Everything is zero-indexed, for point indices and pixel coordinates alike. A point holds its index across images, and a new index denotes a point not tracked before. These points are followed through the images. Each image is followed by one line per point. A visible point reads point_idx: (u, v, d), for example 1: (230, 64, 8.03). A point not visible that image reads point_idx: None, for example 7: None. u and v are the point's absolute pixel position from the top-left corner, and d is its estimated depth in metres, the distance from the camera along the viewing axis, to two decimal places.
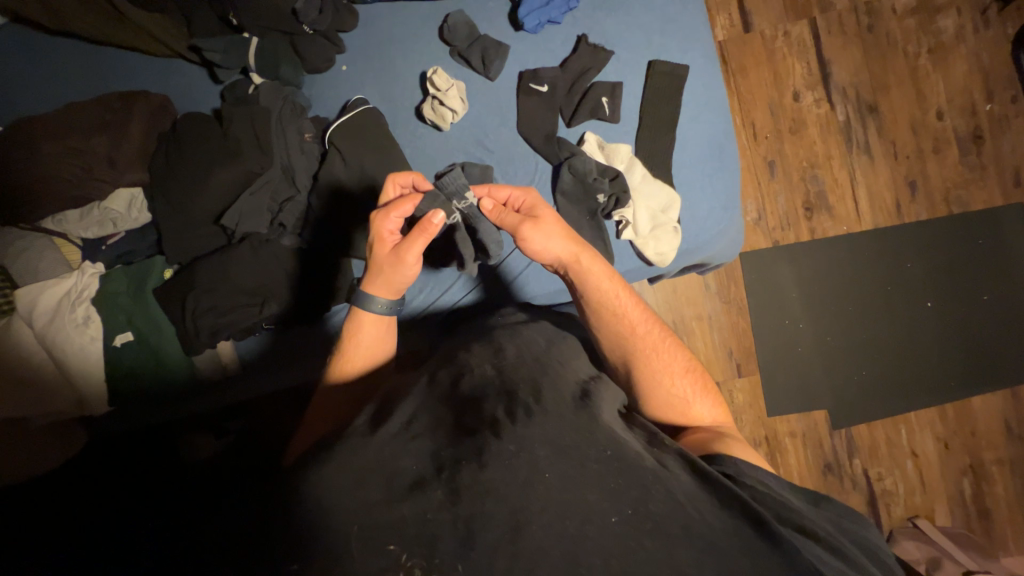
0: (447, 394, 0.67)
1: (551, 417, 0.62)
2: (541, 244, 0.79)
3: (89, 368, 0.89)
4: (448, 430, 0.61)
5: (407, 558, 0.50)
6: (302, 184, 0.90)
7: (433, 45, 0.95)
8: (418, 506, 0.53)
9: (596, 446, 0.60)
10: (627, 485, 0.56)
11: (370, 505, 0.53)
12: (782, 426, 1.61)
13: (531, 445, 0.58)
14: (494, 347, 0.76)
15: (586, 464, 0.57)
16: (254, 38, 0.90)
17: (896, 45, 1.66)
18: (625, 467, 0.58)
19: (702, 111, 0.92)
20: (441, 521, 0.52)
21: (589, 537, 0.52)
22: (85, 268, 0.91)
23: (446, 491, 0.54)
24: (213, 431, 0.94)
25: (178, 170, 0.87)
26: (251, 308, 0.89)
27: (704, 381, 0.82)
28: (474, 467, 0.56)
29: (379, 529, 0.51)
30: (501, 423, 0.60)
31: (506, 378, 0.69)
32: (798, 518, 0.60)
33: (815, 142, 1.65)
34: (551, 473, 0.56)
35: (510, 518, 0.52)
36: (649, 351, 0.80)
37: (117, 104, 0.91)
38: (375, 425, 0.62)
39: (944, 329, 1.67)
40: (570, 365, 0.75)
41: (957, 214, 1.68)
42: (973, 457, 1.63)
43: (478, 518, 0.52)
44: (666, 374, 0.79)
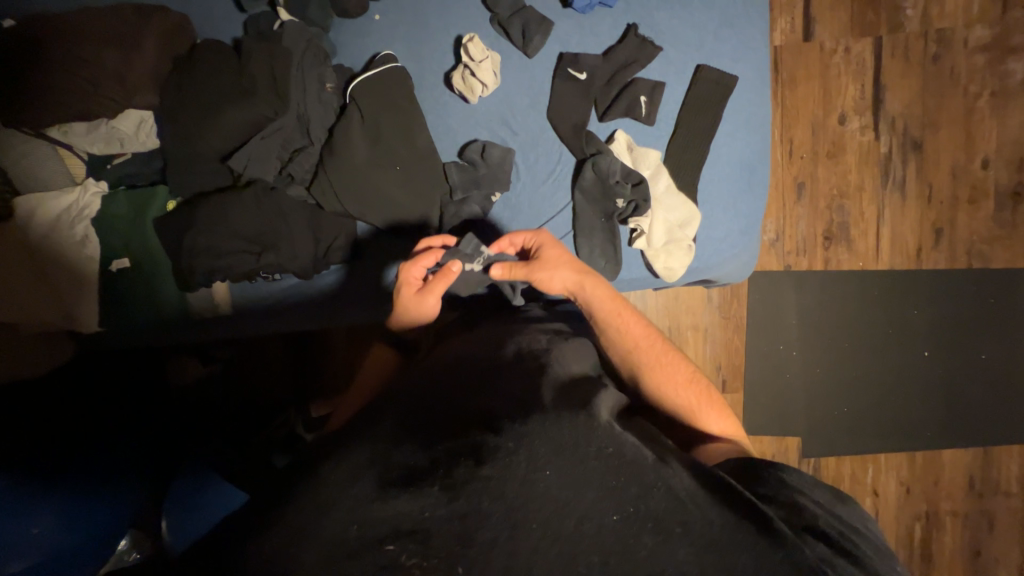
0: (445, 384, 0.69)
1: (552, 419, 0.61)
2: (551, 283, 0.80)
3: (81, 286, 0.88)
4: (445, 425, 0.61)
5: (407, 558, 0.48)
6: (315, 135, 0.87)
7: (472, 7, 0.88)
8: (414, 503, 0.51)
9: (596, 444, 0.59)
10: (626, 482, 0.56)
11: (364, 501, 0.51)
12: (754, 446, 1.65)
13: (531, 443, 0.57)
14: (495, 342, 0.79)
15: (585, 462, 0.56)
16: None
17: (958, 81, 1.57)
18: (624, 464, 0.57)
19: (740, 127, 0.88)
20: (437, 518, 0.51)
21: (586, 533, 0.51)
22: (87, 186, 0.89)
23: (441, 484, 0.53)
24: (199, 356, 1.06)
25: (189, 101, 0.84)
26: (247, 256, 0.87)
27: (710, 394, 0.82)
28: (471, 464, 0.55)
29: (378, 524, 0.50)
30: (502, 423, 0.60)
31: (501, 376, 0.70)
32: (810, 520, 0.59)
33: (850, 170, 1.59)
34: (550, 471, 0.55)
35: (507, 517, 0.51)
36: (652, 365, 0.81)
37: (133, 16, 0.86)
38: (374, 422, 0.63)
39: (933, 380, 1.67)
40: (571, 365, 0.75)
41: (975, 269, 1.64)
42: (931, 505, 1.68)
43: (474, 517, 0.51)
44: (672, 387, 0.80)
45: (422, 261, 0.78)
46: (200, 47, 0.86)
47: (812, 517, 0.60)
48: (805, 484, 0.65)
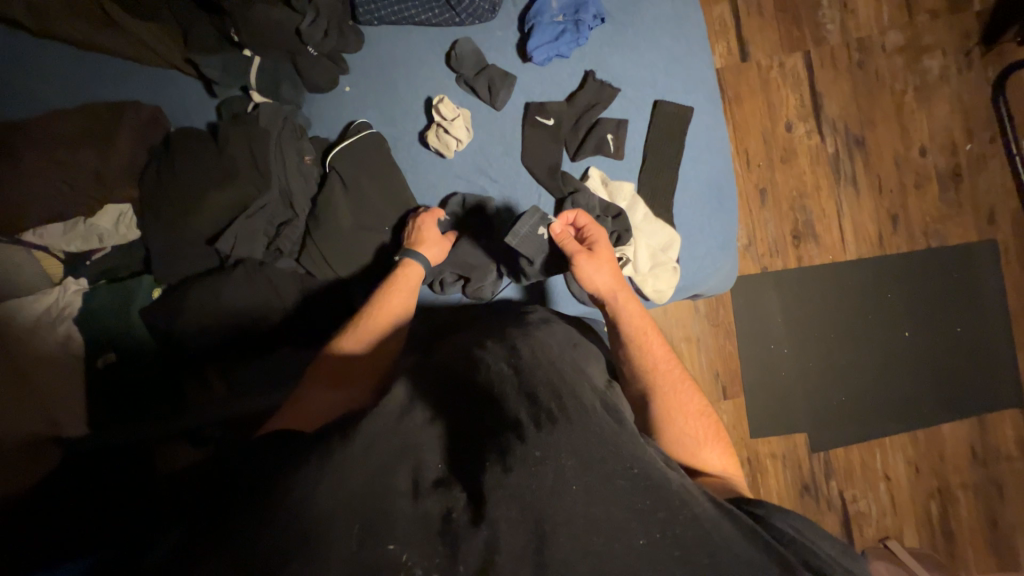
0: (464, 390, 0.69)
1: (578, 425, 0.62)
2: (591, 278, 0.83)
3: (67, 388, 0.86)
4: (470, 436, 0.62)
5: (407, 558, 0.49)
6: (300, 207, 0.88)
7: (439, 71, 0.93)
8: (443, 501, 0.54)
9: (623, 462, 0.59)
10: (654, 505, 0.56)
11: (392, 496, 0.53)
12: (764, 447, 1.66)
13: (558, 453, 0.57)
14: (508, 345, 0.76)
15: (611, 479, 0.57)
16: (257, 57, 0.87)
17: (883, 82, 1.72)
18: (650, 486, 0.58)
19: (703, 152, 0.94)
20: (461, 521, 0.53)
21: (615, 552, 0.52)
22: (67, 285, 0.88)
23: (469, 494, 0.56)
24: (191, 439, 0.88)
25: (171, 189, 0.84)
26: (241, 330, 0.87)
27: (718, 430, 0.81)
28: (497, 471, 0.57)
29: (392, 522, 0.51)
30: (525, 427, 0.60)
31: (522, 378, 0.69)
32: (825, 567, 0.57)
33: (804, 172, 1.69)
34: (576, 485, 0.56)
35: (535, 526, 0.53)
36: (669, 388, 0.80)
37: (107, 115, 0.88)
38: (399, 416, 0.64)
39: (918, 357, 1.74)
40: (586, 369, 0.76)
41: (934, 247, 1.75)
42: (942, 481, 1.70)
43: (504, 524, 0.52)
44: (682, 413, 0.79)
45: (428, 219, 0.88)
46: (176, 136, 0.88)
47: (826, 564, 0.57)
48: (820, 534, 0.63)
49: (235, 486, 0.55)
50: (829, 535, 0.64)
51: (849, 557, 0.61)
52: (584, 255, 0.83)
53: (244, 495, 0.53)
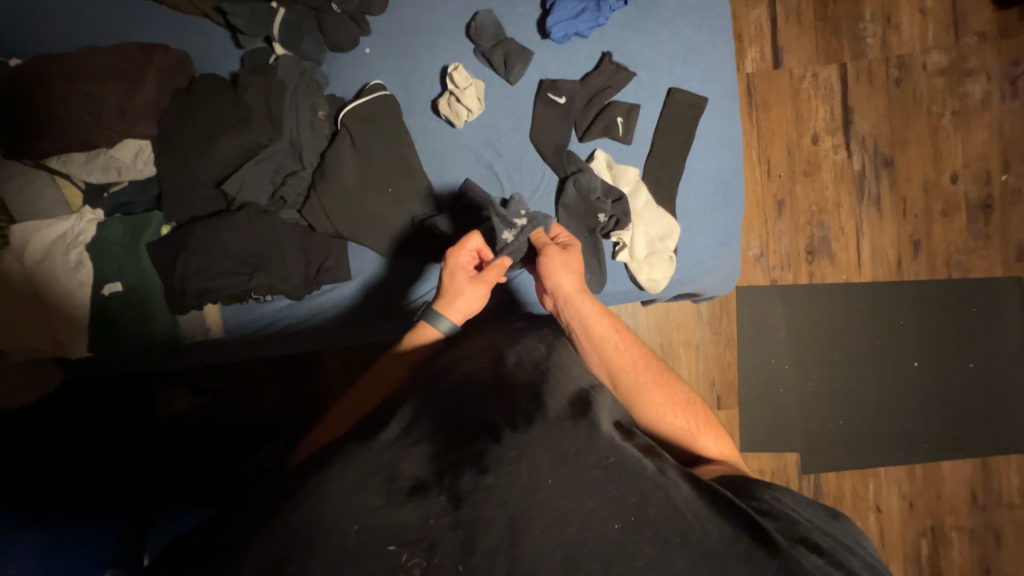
0: (445, 396, 0.67)
1: (552, 425, 0.61)
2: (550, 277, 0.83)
3: (74, 311, 0.90)
4: (445, 437, 0.60)
5: (408, 559, 0.49)
6: (308, 160, 0.90)
7: (457, 41, 0.94)
8: (418, 510, 0.52)
9: (597, 453, 0.60)
10: (625, 492, 0.57)
11: (371, 508, 0.51)
12: (753, 463, 1.63)
13: (533, 452, 0.58)
14: (495, 353, 0.77)
15: (585, 470, 0.57)
16: (281, 9, 0.90)
17: (921, 102, 1.66)
18: (624, 474, 0.59)
19: (713, 145, 0.93)
20: (441, 526, 0.51)
21: (588, 542, 0.52)
22: (84, 214, 0.91)
23: (447, 494, 0.53)
24: (190, 387, 1.09)
25: (186, 131, 0.87)
26: (238, 277, 0.89)
27: (704, 415, 0.85)
28: (475, 473, 0.55)
29: (379, 530, 0.50)
30: (502, 430, 0.59)
31: (502, 384, 0.69)
32: (802, 528, 0.60)
33: (827, 188, 1.65)
34: (551, 479, 0.56)
35: (509, 523, 0.52)
36: (651, 385, 0.82)
37: (136, 55, 0.91)
38: (372, 433, 0.61)
39: (926, 390, 1.68)
40: (571, 371, 0.76)
41: (955, 279, 1.68)
42: (935, 520, 1.65)
43: (479, 523, 0.51)
44: (670, 406, 0.82)
45: (470, 246, 0.82)
46: (198, 82, 0.91)
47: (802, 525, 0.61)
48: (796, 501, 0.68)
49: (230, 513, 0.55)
50: (803, 506, 0.67)
51: (824, 525, 0.63)
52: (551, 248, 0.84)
53: (230, 526, 0.52)
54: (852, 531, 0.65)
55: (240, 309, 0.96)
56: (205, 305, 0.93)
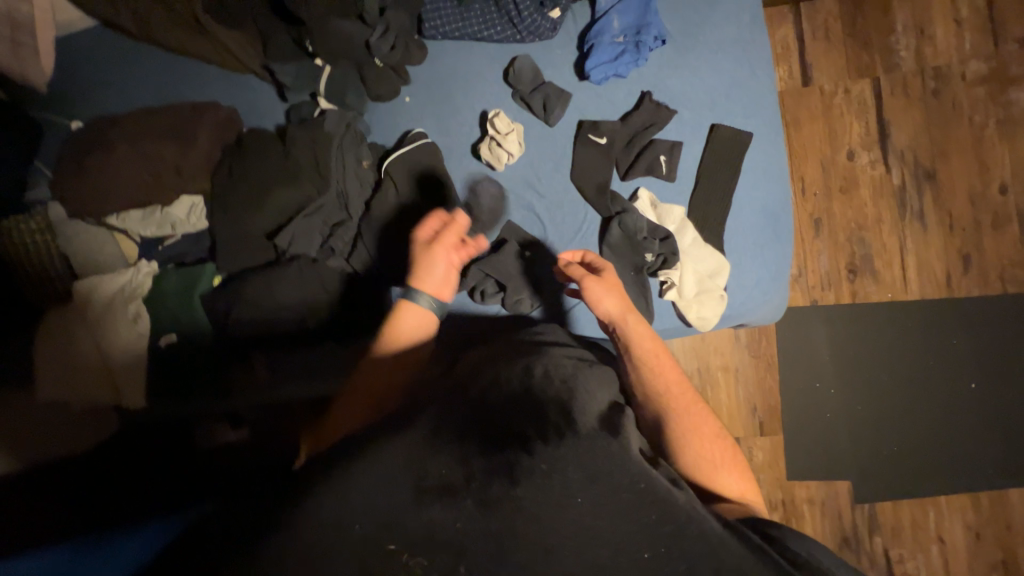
0: (472, 408, 0.66)
1: (586, 444, 0.63)
2: (598, 301, 0.82)
3: (130, 363, 0.91)
4: (478, 442, 0.62)
5: (408, 558, 0.52)
6: (354, 209, 0.93)
7: (495, 85, 0.96)
8: (448, 513, 0.56)
9: (629, 478, 0.61)
10: (659, 519, 0.58)
11: (401, 505, 0.56)
12: (802, 492, 1.56)
13: (564, 467, 0.60)
14: (522, 365, 0.73)
15: (618, 492, 0.59)
16: (327, 67, 0.93)
17: (961, 112, 1.61)
18: (656, 502, 0.60)
19: (759, 178, 0.91)
20: (469, 533, 0.55)
21: (619, 565, 0.53)
22: (140, 267, 0.95)
23: (474, 500, 0.57)
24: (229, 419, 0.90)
25: (239, 188, 0.90)
26: (289, 322, 0.92)
27: (732, 452, 0.80)
28: (506, 483, 0.58)
29: (404, 526, 0.54)
30: (533, 442, 0.62)
31: (533, 397, 0.68)
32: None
33: (865, 204, 1.60)
34: (581, 497, 0.58)
35: (541, 543, 0.55)
36: (681, 411, 0.79)
37: (189, 114, 0.95)
38: (403, 428, 0.63)
39: (986, 412, 1.59)
40: (593, 394, 0.72)
41: (1011, 294, 1.60)
42: (1006, 552, 1.54)
43: (508, 534, 0.55)
44: (697, 437, 0.78)
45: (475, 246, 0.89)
46: (248, 137, 0.94)
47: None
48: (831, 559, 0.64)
49: (276, 491, 0.62)
50: (839, 565, 0.63)
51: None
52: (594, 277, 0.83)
53: (277, 499, 0.59)
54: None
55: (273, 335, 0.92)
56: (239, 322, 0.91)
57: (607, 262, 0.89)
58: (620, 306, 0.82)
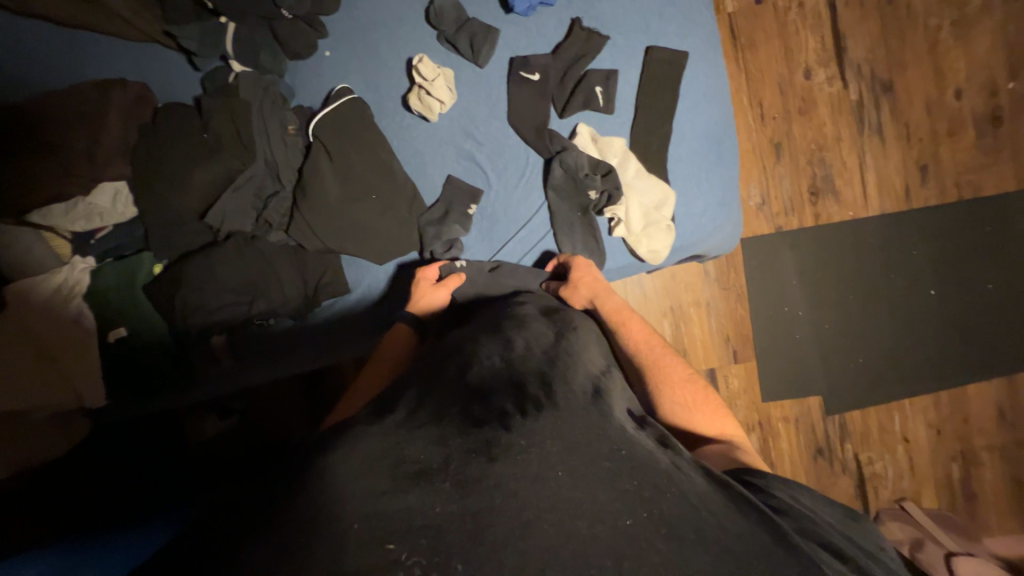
0: (456, 387, 0.65)
1: (565, 413, 0.61)
2: (572, 296, 0.88)
3: (82, 362, 0.87)
4: (458, 423, 0.59)
5: (407, 556, 0.45)
6: (286, 178, 0.89)
7: (419, 30, 0.91)
8: (425, 497, 0.50)
9: (608, 446, 0.59)
10: (639, 485, 0.55)
11: (375, 494, 0.50)
12: (777, 411, 1.62)
13: (542, 439, 0.56)
14: (503, 340, 0.74)
15: (597, 461, 0.56)
16: (230, 23, 0.86)
17: (916, 17, 1.57)
18: (637, 467, 0.57)
19: (699, 102, 0.91)
20: (449, 514, 0.49)
21: (600, 536, 0.49)
22: (75, 263, 0.89)
23: (453, 481, 0.52)
24: (216, 409, 1.02)
25: (158, 169, 0.86)
26: (239, 306, 0.90)
27: (707, 395, 0.84)
28: (483, 460, 0.54)
29: (386, 521, 0.47)
30: (510, 416, 0.59)
31: (515, 373, 0.67)
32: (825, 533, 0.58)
33: (824, 123, 1.58)
34: (562, 470, 0.54)
35: (518, 517, 0.49)
36: (656, 362, 0.84)
37: (93, 93, 0.87)
38: (382, 413, 0.62)
39: (946, 317, 1.65)
40: (582, 358, 0.74)
41: (967, 199, 1.63)
42: (965, 444, 1.65)
43: (488, 514, 0.49)
44: (671, 386, 0.82)
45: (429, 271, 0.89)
46: (162, 112, 0.89)
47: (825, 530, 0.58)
48: (813, 502, 0.65)
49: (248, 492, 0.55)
50: (820, 505, 0.64)
51: (839, 528, 0.61)
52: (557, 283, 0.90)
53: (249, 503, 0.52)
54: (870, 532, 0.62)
55: (247, 336, 0.92)
56: (210, 329, 0.89)
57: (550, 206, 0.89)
58: (593, 285, 0.88)
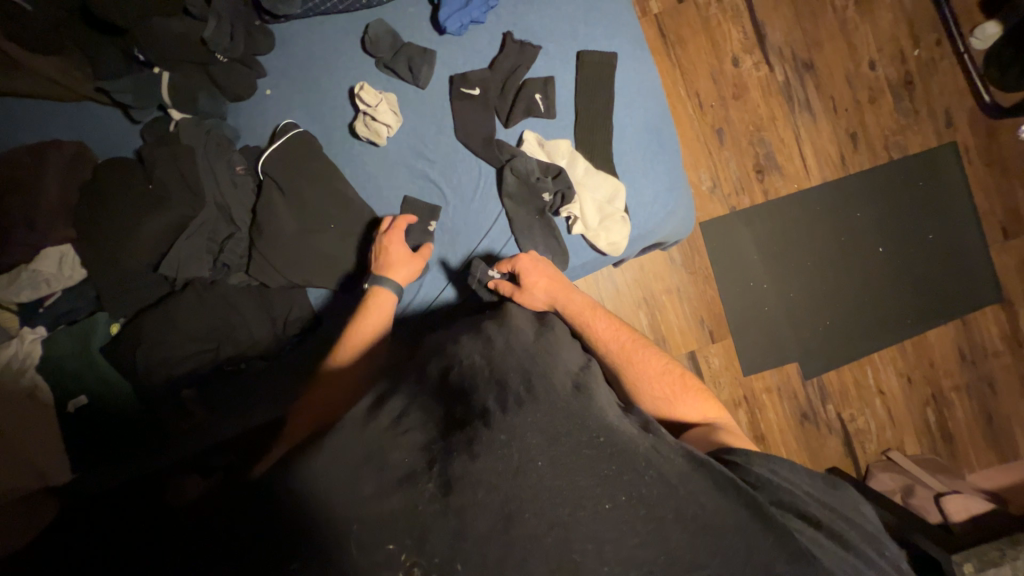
0: (437, 389, 0.65)
1: (546, 406, 0.59)
2: (531, 299, 0.86)
3: (43, 436, 0.83)
4: (440, 426, 0.59)
5: (406, 557, 0.50)
6: (240, 219, 0.88)
7: (357, 59, 0.93)
8: (409, 498, 0.52)
9: (589, 433, 0.58)
10: (618, 469, 0.56)
11: (361, 500, 0.52)
12: (759, 383, 1.67)
13: (522, 434, 0.56)
14: (484, 338, 0.72)
15: (578, 450, 0.56)
16: (166, 73, 0.85)
17: (824, 0, 1.70)
18: (617, 453, 0.58)
19: (634, 97, 0.96)
20: (432, 513, 0.52)
21: (581, 522, 0.53)
22: (24, 335, 0.85)
23: (437, 482, 0.53)
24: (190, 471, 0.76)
25: (105, 224, 0.84)
26: (205, 353, 0.88)
27: (684, 380, 0.87)
28: (465, 459, 0.54)
29: (376, 524, 0.51)
30: (490, 413, 0.58)
31: (495, 369, 0.65)
32: (799, 504, 0.64)
33: (758, 105, 1.68)
34: (541, 461, 0.55)
35: (501, 509, 0.52)
36: (633, 360, 0.84)
37: (27, 159, 0.84)
38: (368, 417, 0.61)
39: (897, 270, 1.75)
40: (560, 355, 0.72)
41: (897, 159, 1.75)
42: (934, 387, 1.74)
43: (471, 509, 0.52)
44: (650, 381, 0.84)
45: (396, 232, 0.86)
46: (102, 168, 0.87)
47: (796, 498, 0.65)
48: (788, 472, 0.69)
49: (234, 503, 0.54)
50: (795, 475, 0.69)
51: (813, 496, 0.67)
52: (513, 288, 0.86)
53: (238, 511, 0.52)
54: (844, 495, 0.69)
55: (223, 377, 0.90)
56: (178, 367, 0.86)
57: (510, 214, 0.91)
58: (550, 286, 0.86)
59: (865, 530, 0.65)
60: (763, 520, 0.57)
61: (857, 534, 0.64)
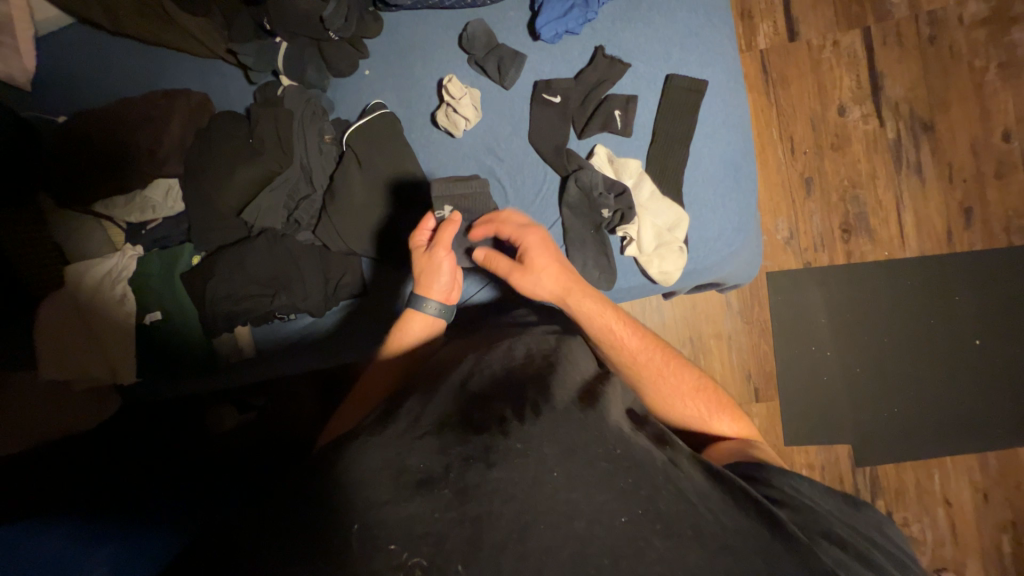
0: (457, 394, 0.65)
1: (560, 417, 0.59)
2: (536, 287, 0.83)
3: (121, 339, 0.95)
4: (458, 429, 0.59)
5: (409, 557, 0.48)
6: (318, 182, 0.96)
7: (452, 53, 0.97)
8: (426, 505, 0.52)
9: (605, 445, 0.58)
10: (636, 484, 0.55)
11: (377, 503, 0.51)
12: (800, 457, 1.53)
13: (539, 445, 0.56)
14: (506, 349, 0.74)
15: (593, 462, 0.55)
16: (284, 43, 0.95)
17: (960, 58, 1.54)
18: (635, 466, 0.56)
19: (717, 128, 0.92)
20: (447, 521, 0.50)
21: (597, 536, 0.50)
22: (126, 250, 0.97)
23: (453, 489, 0.53)
24: (237, 405, 1.01)
25: (208, 168, 0.95)
26: (263, 298, 0.94)
27: (719, 398, 0.83)
28: (482, 467, 0.54)
29: (387, 525, 0.50)
30: (509, 422, 0.58)
31: (514, 377, 0.67)
32: (827, 524, 0.58)
33: (859, 160, 1.55)
34: (558, 472, 0.54)
35: (516, 519, 0.51)
36: (655, 376, 0.82)
37: (160, 101, 0.96)
38: (383, 421, 0.61)
39: (993, 370, 1.53)
40: (578, 363, 0.73)
41: (1018, 245, 1.53)
42: (1017, 513, 1.49)
43: (487, 520, 0.51)
44: (679, 396, 0.82)
45: (427, 225, 0.85)
46: (215, 119, 0.98)
47: (821, 516, 0.60)
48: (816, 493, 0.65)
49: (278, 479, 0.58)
50: (822, 495, 0.65)
51: (845, 518, 0.61)
52: (516, 272, 0.83)
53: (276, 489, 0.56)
54: (876, 519, 0.62)
55: (266, 338, 1.01)
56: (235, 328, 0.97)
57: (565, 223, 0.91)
58: (560, 279, 0.82)
59: (899, 557, 0.58)
60: (782, 536, 0.53)
61: (898, 565, 0.56)
